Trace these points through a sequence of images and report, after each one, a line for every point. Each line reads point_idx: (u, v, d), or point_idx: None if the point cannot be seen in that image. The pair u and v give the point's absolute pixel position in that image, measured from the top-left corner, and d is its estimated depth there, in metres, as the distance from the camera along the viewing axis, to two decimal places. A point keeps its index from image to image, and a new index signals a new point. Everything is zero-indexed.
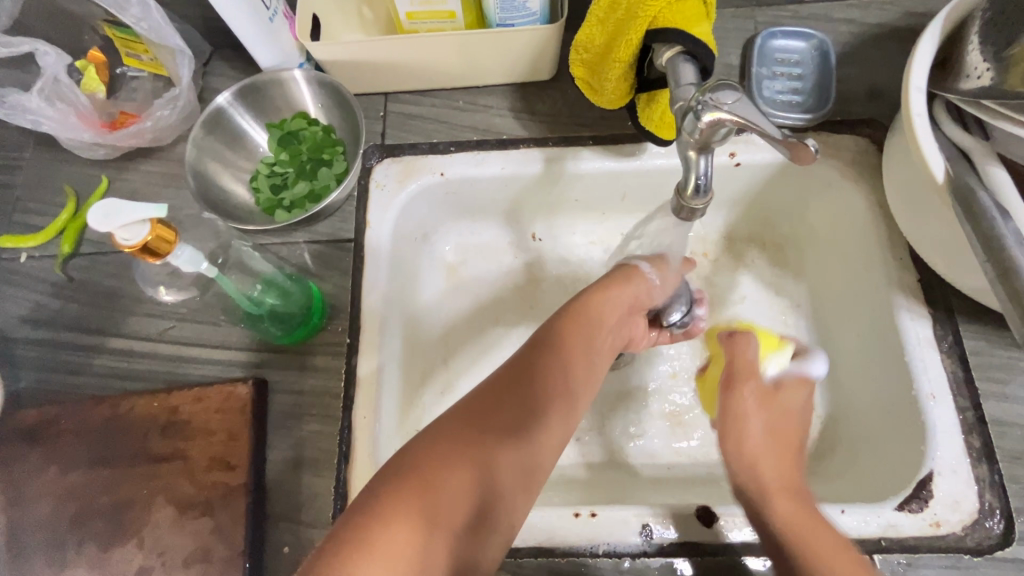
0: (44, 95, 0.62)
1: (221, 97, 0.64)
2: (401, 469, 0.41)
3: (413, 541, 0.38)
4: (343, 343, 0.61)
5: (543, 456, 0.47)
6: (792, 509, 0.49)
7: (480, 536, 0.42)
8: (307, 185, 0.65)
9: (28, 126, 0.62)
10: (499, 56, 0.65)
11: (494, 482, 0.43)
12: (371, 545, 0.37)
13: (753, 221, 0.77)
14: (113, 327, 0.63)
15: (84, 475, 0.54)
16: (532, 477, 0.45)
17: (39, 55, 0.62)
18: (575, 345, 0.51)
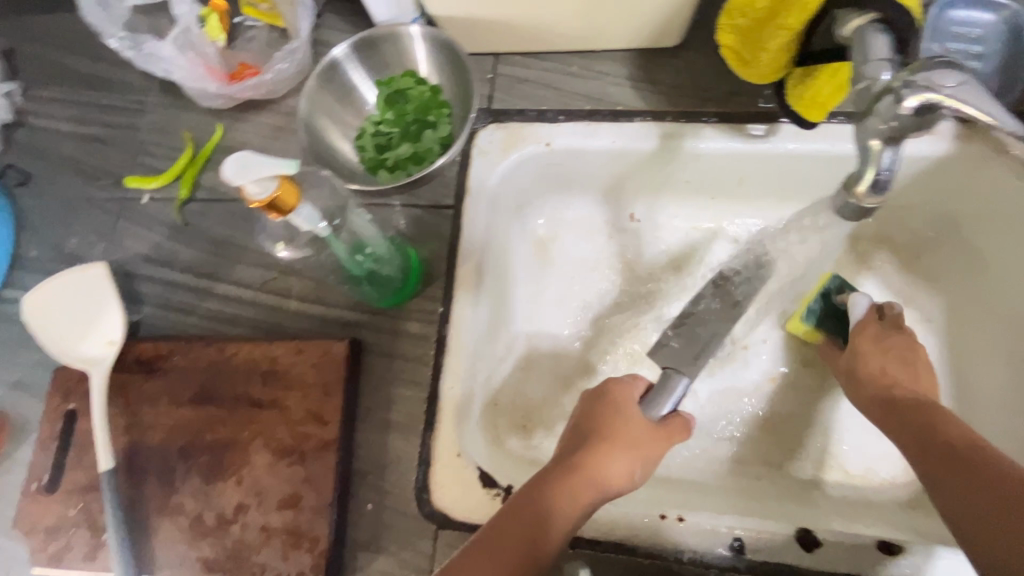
0: (176, 43, 0.65)
1: (338, 49, 0.63)
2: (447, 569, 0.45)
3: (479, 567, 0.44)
4: (436, 312, 0.60)
5: (571, 466, 0.49)
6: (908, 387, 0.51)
7: (534, 530, 0.45)
8: (411, 146, 0.63)
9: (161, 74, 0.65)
10: (624, 19, 0.60)
11: (527, 496, 0.47)
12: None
13: (888, 220, 0.68)
14: (222, 273, 0.65)
15: (192, 410, 0.58)
16: (561, 479, 0.48)
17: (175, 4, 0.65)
18: (592, 477, 0.48)
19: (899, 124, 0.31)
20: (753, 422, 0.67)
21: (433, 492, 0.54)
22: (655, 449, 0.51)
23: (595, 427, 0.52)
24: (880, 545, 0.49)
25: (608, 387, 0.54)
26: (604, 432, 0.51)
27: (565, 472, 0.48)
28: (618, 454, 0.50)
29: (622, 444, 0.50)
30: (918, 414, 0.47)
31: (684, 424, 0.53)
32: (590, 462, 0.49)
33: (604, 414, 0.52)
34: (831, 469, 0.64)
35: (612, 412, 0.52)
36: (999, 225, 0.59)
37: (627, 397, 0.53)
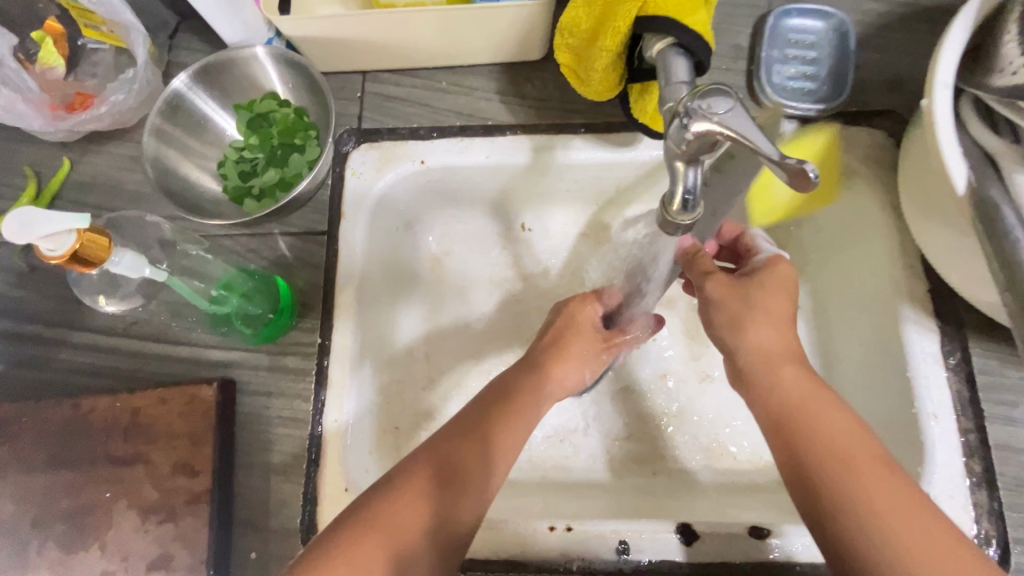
0: None
1: (176, 81, 0.59)
2: (385, 476, 0.44)
3: (413, 504, 0.42)
4: (315, 343, 0.58)
5: (523, 380, 0.52)
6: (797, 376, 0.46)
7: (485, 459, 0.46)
8: (278, 172, 0.60)
9: None
10: (484, 34, 0.60)
11: (484, 410, 0.49)
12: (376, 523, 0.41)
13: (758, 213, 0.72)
14: (78, 320, 0.60)
15: (45, 477, 0.53)
16: (511, 400, 0.50)
17: None
18: (542, 393, 0.52)
19: (688, 149, 0.32)
20: (649, 420, 0.69)
21: (319, 531, 0.52)
22: (597, 354, 0.58)
23: (555, 341, 0.56)
24: (750, 531, 0.52)
25: (575, 303, 0.59)
26: (561, 342, 0.56)
27: (527, 386, 0.51)
28: (571, 364, 0.55)
29: (585, 347, 0.57)
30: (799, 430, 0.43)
31: (646, 325, 0.65)
32: (547, 375, 0.53)
33: (563, 330, 0.57)
34: (720, 456, 0.67)
35: (573, 328, 0.57)
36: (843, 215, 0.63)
37: (588, 314, 0.59)
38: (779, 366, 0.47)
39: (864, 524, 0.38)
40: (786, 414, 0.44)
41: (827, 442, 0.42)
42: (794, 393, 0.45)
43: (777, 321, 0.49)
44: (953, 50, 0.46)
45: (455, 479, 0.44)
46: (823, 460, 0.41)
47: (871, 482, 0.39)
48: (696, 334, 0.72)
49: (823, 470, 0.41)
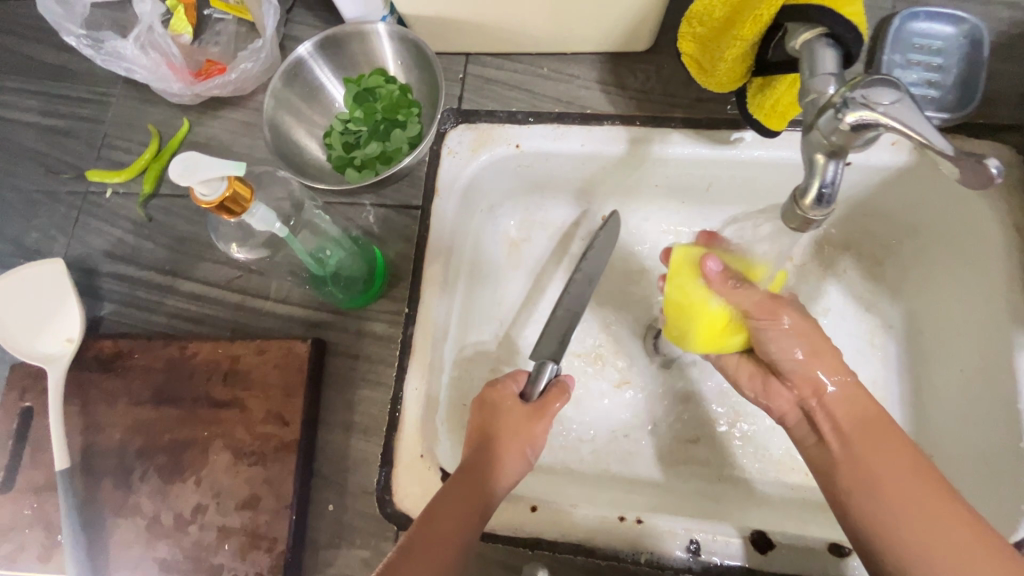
0: (138, 43, 0.64)
1: (303, 47, 0.62)
2: None
3: None
4: (402, 313, 0.60)
5: (476, 457, 0.49)
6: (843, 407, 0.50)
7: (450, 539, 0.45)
8: (380, 145, 0.62)
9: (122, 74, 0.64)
10: (593, 23, 0.60)
11: (426, 521, 0.46)
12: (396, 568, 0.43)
13: (856, 225, 0.69)
14: (186, 270, 0.64)
15: (151, 410, 0.57)
16: (457, 488, 0.47)
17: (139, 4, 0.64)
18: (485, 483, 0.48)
19: (838, 139, 0.32)
20: (716, 426, 0.67)
21: (394, 492, 0.54)
22: (540, 432, 0.52)
23: (479, 436, 0.51)
24: (831, 547, 0.50)
25: (483, 394, 0.54)
26: (492, 431, 0.51)
27: (463, 483, 0.48)
28: (508, 450, 0.50)
29: (494, 434, 0.51)
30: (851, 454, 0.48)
31: (562, 389, 0.55)
32: (484, 472, 0.49)
33: (486, 411, 0.53)
34: (791, 471, 0.65)
35: (492, 411, 0.53)
36: (958, 240, 0.60)
37: (503, 396, 0.54)
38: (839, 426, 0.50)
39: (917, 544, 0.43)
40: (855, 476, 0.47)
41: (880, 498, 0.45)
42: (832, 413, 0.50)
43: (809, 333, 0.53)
44: None
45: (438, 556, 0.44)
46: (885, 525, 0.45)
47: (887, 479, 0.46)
48: None
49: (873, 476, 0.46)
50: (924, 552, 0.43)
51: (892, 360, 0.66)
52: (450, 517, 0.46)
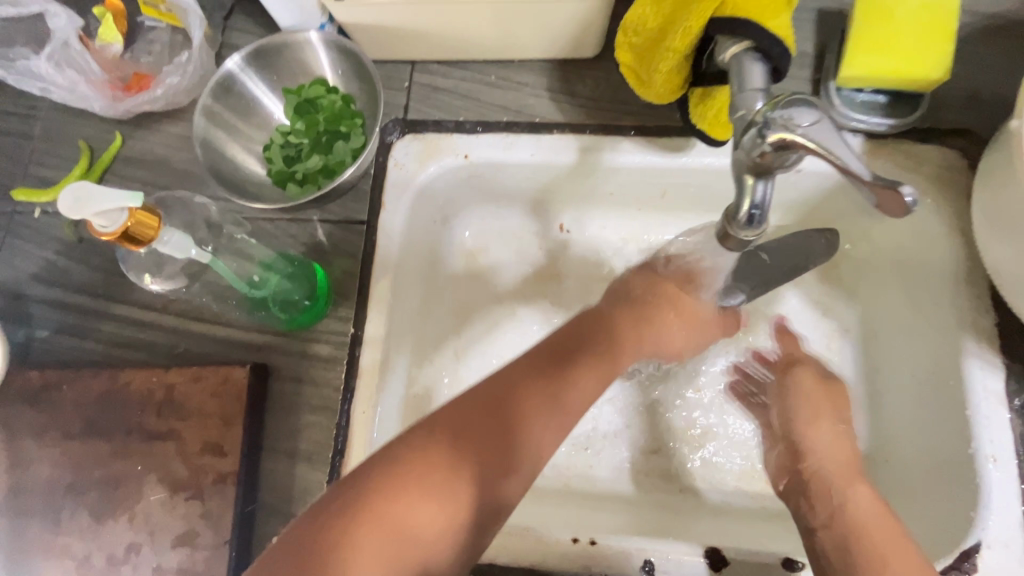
0: (53, 61, 0.61)
1: (238, 56, 0.60)
2: (385, 450, 0.43)
3: (445, 474, 0.42)
4: (348, 332, 0.58)
5: (559, 370, 0.49)
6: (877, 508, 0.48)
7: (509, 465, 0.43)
8: (321, 158, 0.60)
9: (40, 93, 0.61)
10: (538, 30, 0.58)
11: (510, 393, 0.46)
12: (390, 499, 0.40)
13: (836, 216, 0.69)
14: (121, 293, 0.61)
15: (81, 445, 0.54)
16: (574, 374, 0.49)
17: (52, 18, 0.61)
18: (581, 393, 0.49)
19: (761, 161, 0.30)
20: (677, 436, 0.67)
21: None
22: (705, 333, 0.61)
23: (625, 318, 0.55)
24: (784, 562, 0.49)
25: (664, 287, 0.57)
26: (661, 303, 0.57)
27: (582, 359, 0.51)
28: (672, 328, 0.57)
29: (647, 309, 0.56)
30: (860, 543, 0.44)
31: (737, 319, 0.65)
32: (610, 349, 0.53)
33: (631, 321, 0.55)
34: (751, 480, 0.64)
35: (630, 325, 0.55)
36: (910, 243, 0.59)
37: (666, 311, 0.56)
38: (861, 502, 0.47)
39: (866, 559, 0.43)
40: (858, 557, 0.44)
41: None
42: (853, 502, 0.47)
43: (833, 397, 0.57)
44: None
45: (482, 467, 0.43)
46: None
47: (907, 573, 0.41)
48: (735, 350, 0.68)
49: (871, 534, 0.44)
50: None
51: (850, 363, 0.66)
52: (545, 411, 0.46)
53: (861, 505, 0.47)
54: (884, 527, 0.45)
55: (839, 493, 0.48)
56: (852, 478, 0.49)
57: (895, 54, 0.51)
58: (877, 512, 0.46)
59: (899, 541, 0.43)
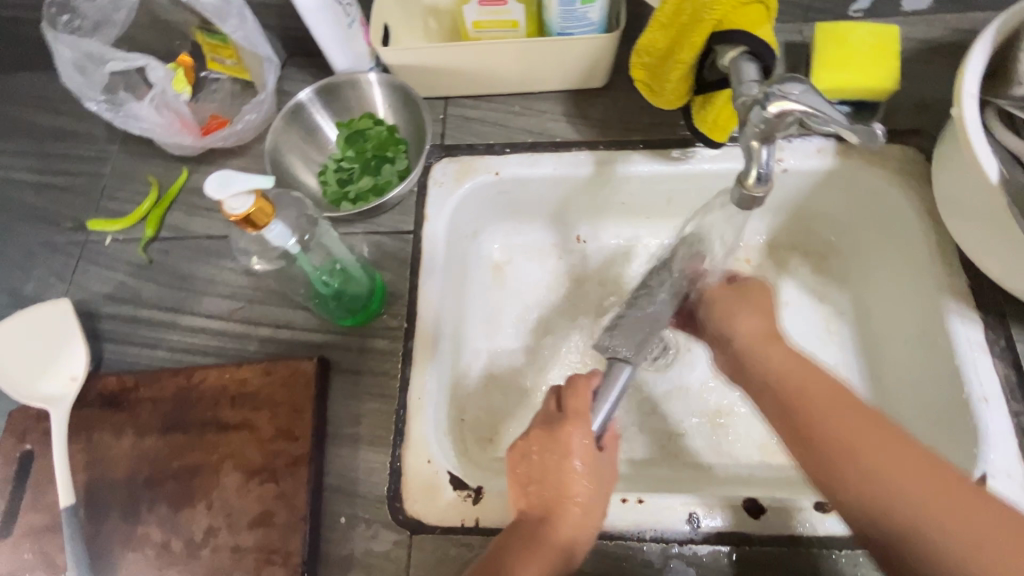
0: (154, 104, 0.68)
1: (302, 93, 0.70)
2: None
3: None
4: (402, 327, 0.64)
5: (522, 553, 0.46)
6: (833, 390, 0.51)
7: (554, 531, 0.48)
8: (372, 179, 0.69)
9: (139, 134, 0.68)
10: (555, 64, 0.69)
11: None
12: None
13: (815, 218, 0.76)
14: (189, 305, 0.67)
15: (158, 440, 0.58)
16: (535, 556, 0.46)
17: (152, 70, 0.68)
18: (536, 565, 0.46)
19: (766, 127, 0.40)
20: (701, 417, 0.72)
21: (404, 499, 0.56)
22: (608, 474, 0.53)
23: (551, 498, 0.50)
24: (815, 505, 0.53)
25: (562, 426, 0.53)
26: (565, 447, 0.51)
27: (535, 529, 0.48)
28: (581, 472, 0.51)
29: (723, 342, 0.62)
30: (807, 417, 0.50)
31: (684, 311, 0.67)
32: (551, 523, 0.49)
33: (554, 467, 0.51)
34: (775, 452, 0.69)
35: (561, 456, 0.51)
36: (889, 229, 0.68)
37: (575, 439, 0.52)
38: (823, 414, 0.49)
39: (872, 463, 0.45)
40: (823, 457, 0.48)
41: (864, 469, 0.45)
42: (809, 386, 0.52)
43: (762, 313, 0.62)
44: (977, 64, 0.52)
45: None
46: (878, 494, 0.44)
47: (885, 452, 0.45)
48: None
49: (823, 426, 0.49)
50: (921, 505, 0.42)
51: (848, 340, 0.73)
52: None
53: (841, 425, 0.48)
54: (872, 433, 0.47)
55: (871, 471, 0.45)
56: (850, 420, 0.48)
57: (856, 72, 0.63)
58: (822, 386, 0.51)
59: (857, 417, 0.48)
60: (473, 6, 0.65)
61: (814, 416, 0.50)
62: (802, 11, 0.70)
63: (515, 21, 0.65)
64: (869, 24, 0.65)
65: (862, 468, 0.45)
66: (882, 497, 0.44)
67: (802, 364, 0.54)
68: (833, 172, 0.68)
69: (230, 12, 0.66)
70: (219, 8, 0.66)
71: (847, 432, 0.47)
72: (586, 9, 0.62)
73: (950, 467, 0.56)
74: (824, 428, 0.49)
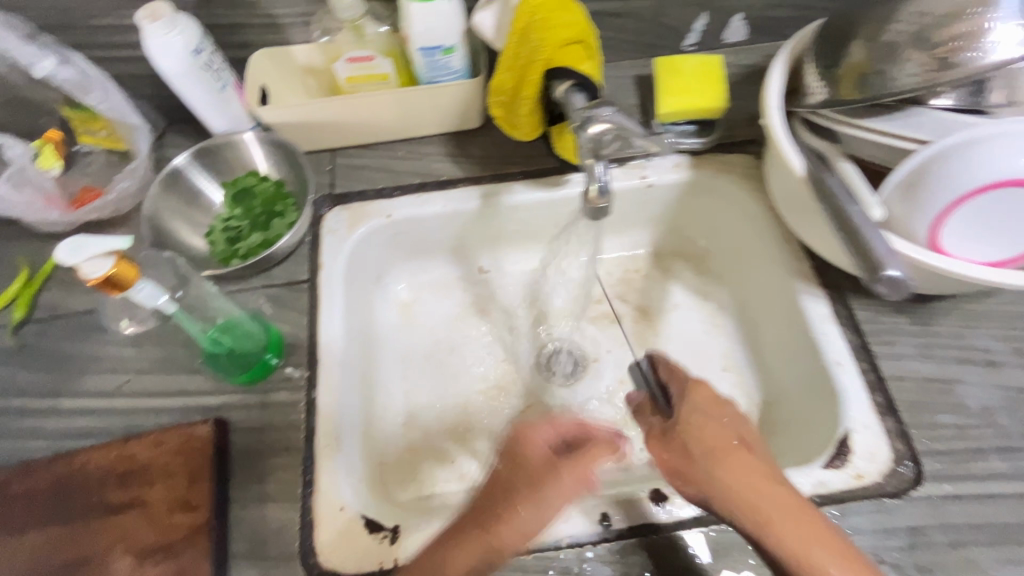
0: (11, 181, 0.66)
1: (178, 159, 0.70)
2: None
3: None
4: (303, 378, 0.63)
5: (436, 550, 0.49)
6: (769, 492, 0.50)
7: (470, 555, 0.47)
8: (261, 235, 0.69)
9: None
10: (430, 111, 0.73)
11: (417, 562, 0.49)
12: None
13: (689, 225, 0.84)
14: (68, 387, 0.63)
15: (36, 537, 0.53)
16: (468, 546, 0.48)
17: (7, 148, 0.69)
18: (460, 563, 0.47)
19: (592, 145, 0.47)
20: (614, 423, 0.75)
21: (317, 552, 0.54)
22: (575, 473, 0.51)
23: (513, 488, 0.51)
24: None
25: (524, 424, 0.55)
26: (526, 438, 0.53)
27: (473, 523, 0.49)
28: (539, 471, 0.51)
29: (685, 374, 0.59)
30: (759, 522, 0.49)
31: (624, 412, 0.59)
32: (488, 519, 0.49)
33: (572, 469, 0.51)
34: None
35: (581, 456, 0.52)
36: (746, 228, 0.76)
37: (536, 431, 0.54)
38: (767, 516, 0.49)
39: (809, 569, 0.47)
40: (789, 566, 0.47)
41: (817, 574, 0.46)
42: (740, 494, 0.50)
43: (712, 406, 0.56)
44: (777, 80, 0.62)
45: None
46: None
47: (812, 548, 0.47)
48: (643, 341, 0.81)
49: (779, 536, 0.48)
50: None
51: (732, 332, 0.80)
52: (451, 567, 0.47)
53: (788, 537, 0.48)
54: (804, 522, 0.48)
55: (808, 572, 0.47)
56: (793, 525, 0.48)
57: (690, 95, 0.72)
58: (757, 488, 0.50)
59: (789, 511, 0.49)
60: (343, 63, 0.69)
61: (764, 525, 0.49)
62: (645, 48, 0.80)
63: (385, 74, 0.69)
64: (696, 56, 0.75)
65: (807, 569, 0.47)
66: None
67: (729, 452, 0.53)
68: (690, 183, 0.76)
69: (91, 85, 0.67)
70: (80, 82, 0.67)
71: (793, 545, 0.47)
72: (447, 59, 0.67)
73: (823, 430, 0.62)
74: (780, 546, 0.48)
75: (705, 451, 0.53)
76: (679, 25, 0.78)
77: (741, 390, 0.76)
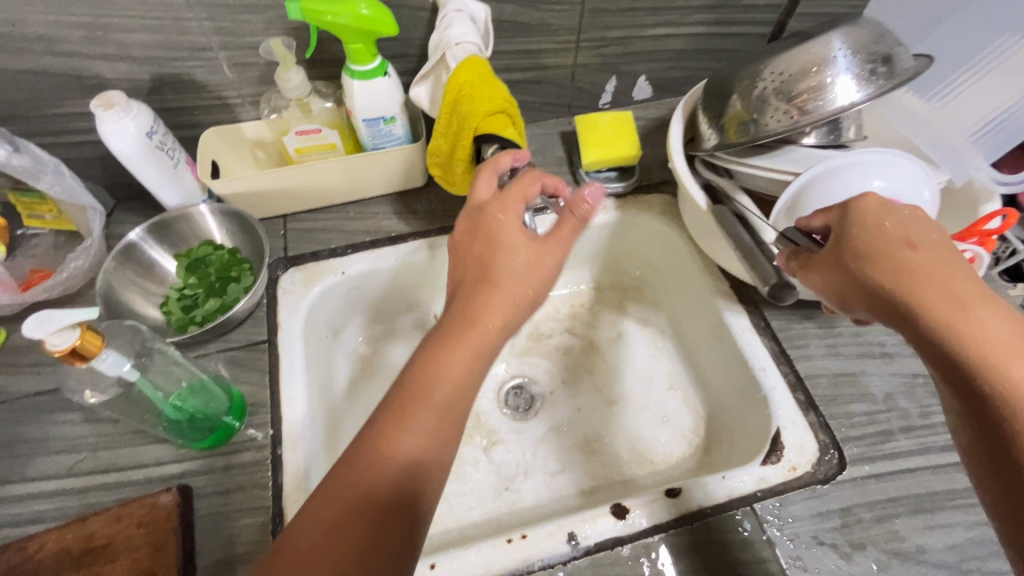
0: None
1: (131, 234, 0.72)
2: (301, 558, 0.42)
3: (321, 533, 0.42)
4: (267, 437, 0.64)
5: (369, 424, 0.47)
6: (935, 263, 0.48)
7: (377, 452, 0.46)
8: (217, 300, 0.71)
9: None
10: (376, 174, 0.79)
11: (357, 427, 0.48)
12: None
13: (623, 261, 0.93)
14: (16, 473, 0.61)
15: None
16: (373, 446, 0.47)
17: None
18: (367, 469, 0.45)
19: None
20: (574, 447, 0.79)
21: None
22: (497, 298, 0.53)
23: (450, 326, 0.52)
24: (666, 492, 0.61)
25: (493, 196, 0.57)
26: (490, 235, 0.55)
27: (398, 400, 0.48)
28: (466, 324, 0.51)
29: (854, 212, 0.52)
30: (903, 283, 0.48)
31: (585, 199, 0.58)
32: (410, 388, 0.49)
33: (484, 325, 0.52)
34: (641, 462, 0.78)
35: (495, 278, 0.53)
36: (671, 257, 0.85)
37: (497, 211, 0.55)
38: (920, 275, 0.48)
39: (963, 322, 0.45)
40: (936, 320, 0.46)
41: (975, 325, 0.45)
42: (919, 260, 0.48)
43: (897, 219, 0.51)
44: (676, 130, 0.73)
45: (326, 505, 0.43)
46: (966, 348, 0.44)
47: (964, 300, 0.46)
48: (594, 369, 0.87)
49: (921, 283, 0.47)
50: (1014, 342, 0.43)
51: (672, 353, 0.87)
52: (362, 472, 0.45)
53: (943, 294, 0.46)
54: (965, 291, 0.46)
55: (963, 335, 0.45)
56: (945, 286, 0.47)
57: (607, 146, 0.82)
58: (943, 264, 0.48)
59: (964, 277, 0.47)
60: (292, 136, 0.74)
61: (914, 288, 0.47)
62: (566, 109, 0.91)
63: (332, 143, 0.75)
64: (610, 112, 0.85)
65: (959, 318, 0.45)
66: (972, 346, 0.44)
67: (914, 242, 0.49)
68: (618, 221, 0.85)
69: (45, 170, 0.68)
70: (33, 168, 0.68)
71: (952, 301, 0.46)
72: (389, 128, 0.74)
73: (756, 433, 0.69)
74: (927, 298, 0.47)
75: (876, 235, 0.50)
76: (593, 88, 0.90)
77: (686, 406, 0.82)
